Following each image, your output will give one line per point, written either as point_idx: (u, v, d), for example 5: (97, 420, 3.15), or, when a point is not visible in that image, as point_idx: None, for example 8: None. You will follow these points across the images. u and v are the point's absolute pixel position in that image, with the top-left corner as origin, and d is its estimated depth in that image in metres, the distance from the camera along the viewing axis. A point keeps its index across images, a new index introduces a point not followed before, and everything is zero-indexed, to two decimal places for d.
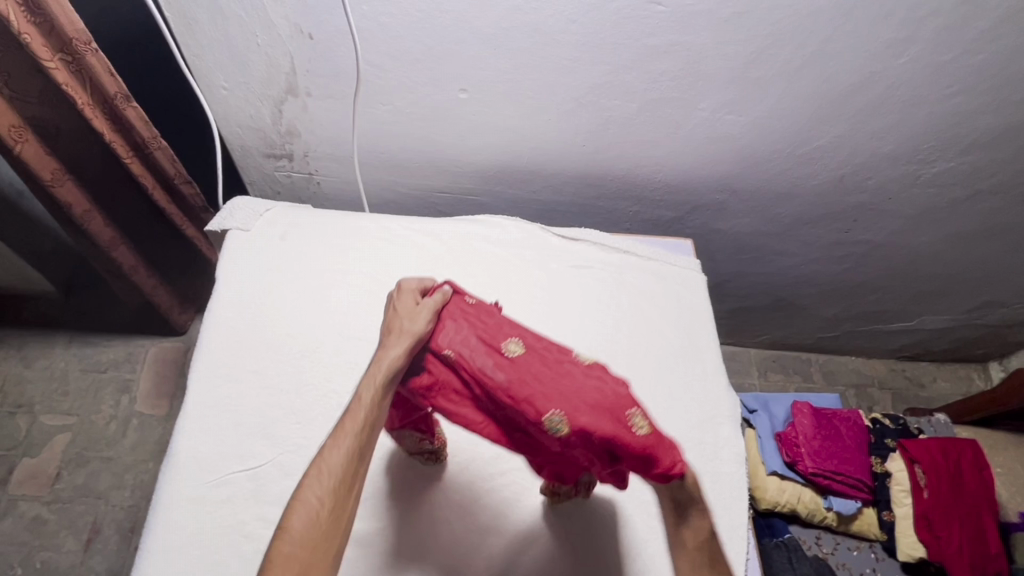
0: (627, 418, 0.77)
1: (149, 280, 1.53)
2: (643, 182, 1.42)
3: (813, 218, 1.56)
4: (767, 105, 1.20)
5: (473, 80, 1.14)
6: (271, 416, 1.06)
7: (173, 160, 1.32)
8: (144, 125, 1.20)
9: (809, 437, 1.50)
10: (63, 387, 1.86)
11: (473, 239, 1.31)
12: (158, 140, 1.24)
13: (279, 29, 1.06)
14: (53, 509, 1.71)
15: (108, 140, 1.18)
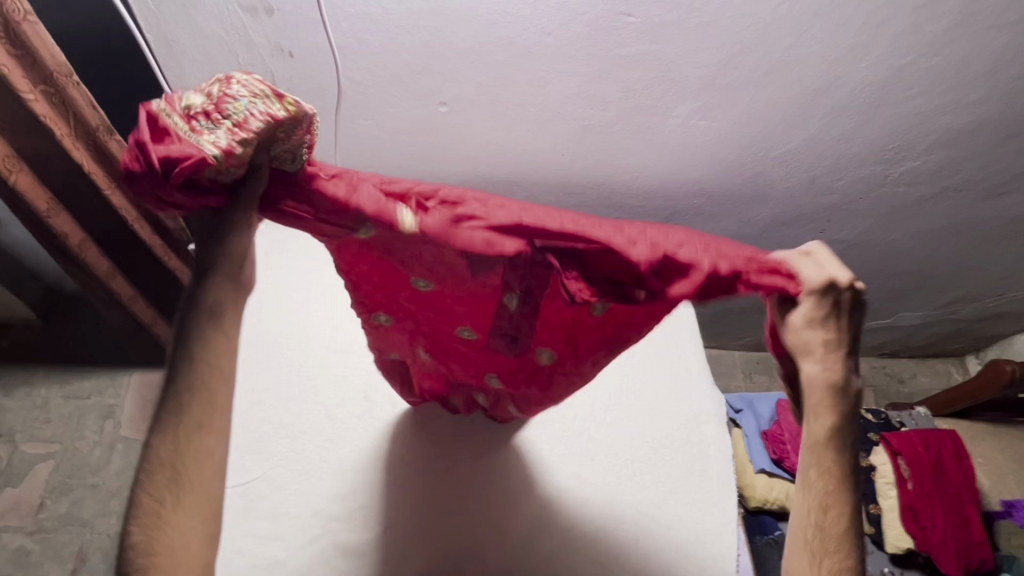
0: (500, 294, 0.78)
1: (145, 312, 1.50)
2: (622, 189, 1.45)
3: (789, 219, 1.60)
4: (737, 111, 1.24)
5: (453, 94, 1.17)
6: (259, 431, 1.06)
7: None
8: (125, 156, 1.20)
9: (794, 433, 1.53)
10: (45, 414, 1.83)
11: None
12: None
13: (259, 48, 1.08)
14: (36, 540, 1.68)
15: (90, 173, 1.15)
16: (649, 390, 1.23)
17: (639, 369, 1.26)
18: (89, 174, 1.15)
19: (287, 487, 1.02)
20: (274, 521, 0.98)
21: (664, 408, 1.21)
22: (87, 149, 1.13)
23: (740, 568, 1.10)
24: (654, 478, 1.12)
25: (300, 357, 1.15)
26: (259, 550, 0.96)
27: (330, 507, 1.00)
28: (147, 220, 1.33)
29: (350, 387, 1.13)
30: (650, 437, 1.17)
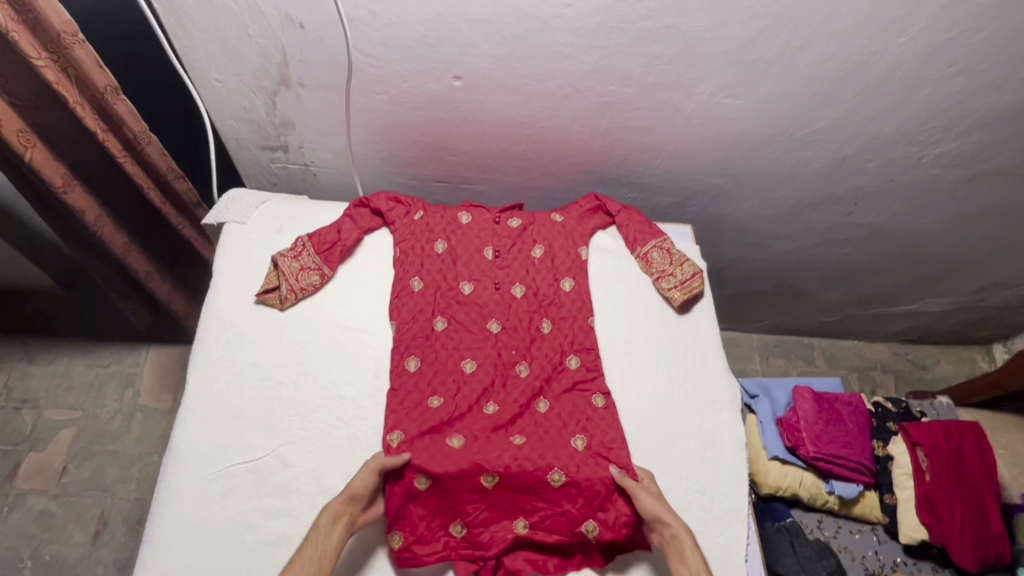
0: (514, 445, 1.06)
1: (162, 285, 1.50)
2: (641, 167, 1.41)
3: (814, 202, 1.55)
4: (765, 88, 1.18)
5: (468, 67, 1.13)
6: (271, 408, 1.06)
7: (165, 155, 1.26)
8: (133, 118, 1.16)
9: (810, 421, 1.48)
10: (66, 381, 1.91)
11: None
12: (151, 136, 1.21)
13: (269, 19, 1.04)
14: (60, 502, 1.77)
15: (101, 139, 1.14)
16: (663, 376, 1.20)
17: (653, 357, 1.22)
18: (101, 140, 1.14)
19: (297, 463, 1.03)
20: (283, 497, 0.99)
21: (680, 396, 1.18)
22: (96, 114, 1.10)
23: (749, 557, 1.10)
24: (663, 465, 1.11)
25: (308, 334, 1.13)
26: (271, 526, 0.97)
27: (340, 486, 1.01)
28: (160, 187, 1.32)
29: (362, 368, 1.11)
30: (661, 427, 1.15)
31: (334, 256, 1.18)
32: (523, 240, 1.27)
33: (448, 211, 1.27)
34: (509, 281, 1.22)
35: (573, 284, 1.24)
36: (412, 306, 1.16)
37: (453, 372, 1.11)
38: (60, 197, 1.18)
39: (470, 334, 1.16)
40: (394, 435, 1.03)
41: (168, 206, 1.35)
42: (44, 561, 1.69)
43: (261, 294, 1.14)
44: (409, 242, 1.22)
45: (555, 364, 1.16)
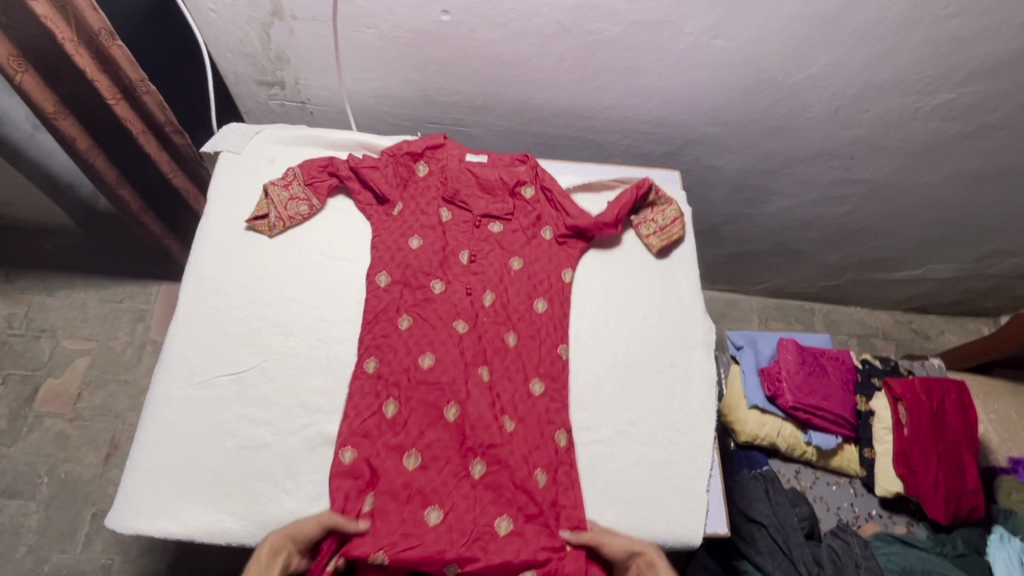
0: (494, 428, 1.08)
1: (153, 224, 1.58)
2: (632, 113, 1.41)
3: (810, 155, 1.53)
4: (755, 29, 1.17)
5: (455, 1, 1.14)
6: (255, 326, 1.11)
7: (162, 106, 1.32)
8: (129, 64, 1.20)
9: (792, 372, 1.50)
10: (82, 313, 2.01)
11: None
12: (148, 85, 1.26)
13: None
14: (75, 425, 1.87)
15: (94, 81, 1.19)
16: (639, 314, 1.22)
17: (630, 295, 1.24)
18: (94, 82, 1.19)
19: (279, 377, 1.08)
20: (265, 408, 1.05)
21: (653, 335, 1.21)
22: (90, 55, 1.15)
23: (712, 489, 1.13)
24: (634, 399, 1.14)
25: (296, 261, 1.18)
26: (251, 433, 1.03)
27: (318, 401, 1.06)
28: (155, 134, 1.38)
29: (344, 296, 1.16)
30: (633, 363, 1.18)
31: (322, 188, 1.22)
32: (505, 245, 1.24)
33: (448, 184, 1.25)
34: (481, 288, 1.18)
35: (548, 307, 1.18)
36: (392, 229, 1.20)
37: (422, 292, 1.15)
38: (49, 122, 1.23)
39: (455, 294, 1.17)
40: (368, 361, 1.08)
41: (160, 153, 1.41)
42: (60, 478, 1.81)
43: (250, 219, 1.19)
44: (392, 176, 1.23)
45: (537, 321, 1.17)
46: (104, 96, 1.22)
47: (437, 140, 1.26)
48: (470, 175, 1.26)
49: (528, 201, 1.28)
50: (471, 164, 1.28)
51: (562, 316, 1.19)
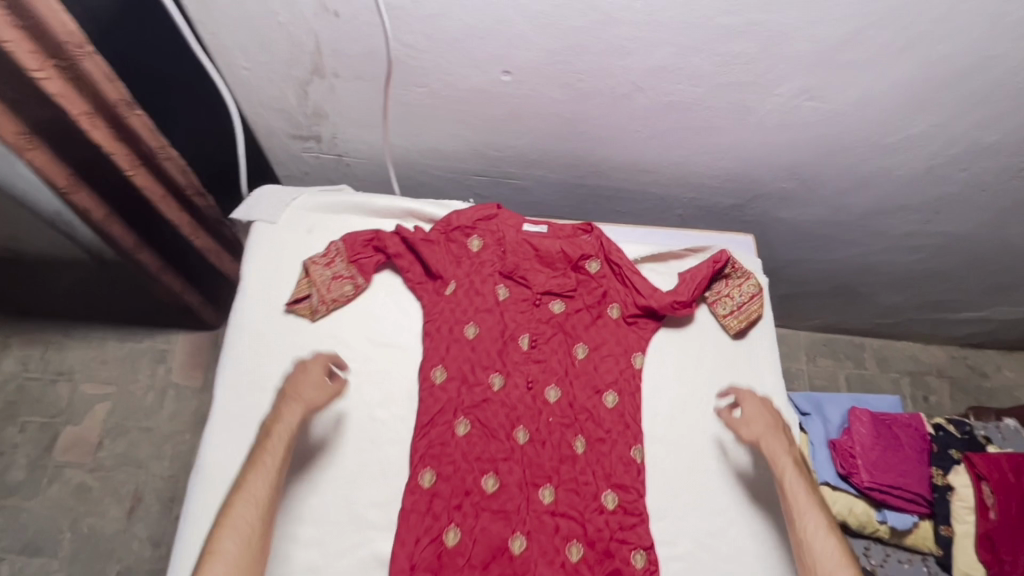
0: (565, 553, 0.96)
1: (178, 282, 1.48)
2: (701, 169, 1.28)
3: (889, 209, 1.40)
4: (855, 92, 1.04)
5: (519, 62, 1.01)
6: (298, 427, 1.01)
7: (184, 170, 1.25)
8: (148, 130, 1.13)
9: (867, 447, 1.39)
10: (101, 355, 1.92)
11: None
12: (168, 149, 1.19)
13: (302, 7, 0.93)
14: (97, 476, 1.79)
15: (111, 152, 1.11)
16: (718, 406, 1.11)
17: (706, 383, 1.12)
18: (112, 154, 1.11)
19: (327, 488, 0.98)
20: (315, 525, 0.95)
21: (733, 430, 1.10)
22: (107, 126, 1.07)
23: None
24: (715, 507, 1.03)
25: (342, 349, 1.07)
26: (297, 556, 0.93)
27: (370, 515, 0.97)
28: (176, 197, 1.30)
29: (392, 389, 1.05)
30: (712, 463, 1.07)
31: (368, 266, 1.11)
32: (568, 329, 1.13)
33: (505, 259, 1.14)
34: (544, 380, 1.09)
35: (618, 398, 1.08)
36: (444, 312, 1.10)
37: (478, 389, 1.05)
38: (64, 199, 1.13)
39: (518, 392, 1.07)
40: (423, 474, 0.98)
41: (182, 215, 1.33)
42: (82, 533, 1.73)
43: (290, 303, 1.08)
44: (444, 252, 1.12)
45: (608, 422, 1.06)
46: (122, 166, 1.14)
47: (490, 210, 1.15)
48: (528, 250, 1.15)
49: (592, 276, 1.16)
50: (529, 234, 1.16)
51: (632, 416, 1.08)
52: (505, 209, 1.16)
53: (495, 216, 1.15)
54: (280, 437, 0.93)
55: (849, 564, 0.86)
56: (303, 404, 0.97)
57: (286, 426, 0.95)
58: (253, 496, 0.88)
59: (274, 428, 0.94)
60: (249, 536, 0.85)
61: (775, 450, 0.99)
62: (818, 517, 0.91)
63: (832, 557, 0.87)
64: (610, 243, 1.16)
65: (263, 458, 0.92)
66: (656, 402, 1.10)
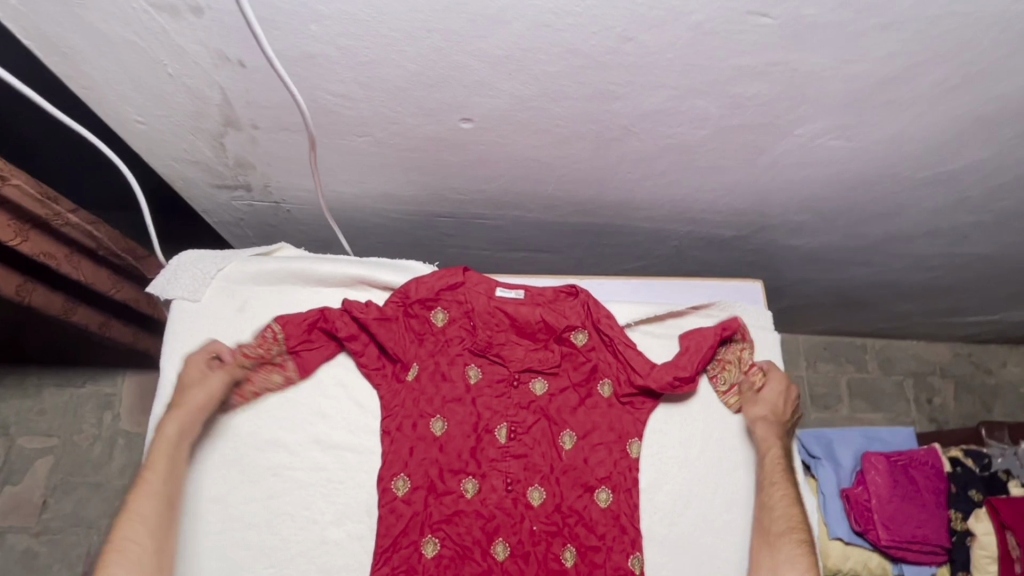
0: None
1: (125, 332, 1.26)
2: (702, 206, 1.10)
3: (912, 235, 1.23)
4: (891, 130, 0.86)
5: (481, 109, 0.81)
6: (235, 559, 0.85)
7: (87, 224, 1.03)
8: (27, 193, 0.91)
9: (884, 499, 1.27)
10: (38, 405, 1.73)
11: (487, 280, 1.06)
12: (65, 214, 0.99)
13: (194, 57, 0.72)
14: (42, 541, 1.63)
15: None
16: (725, 496, 0.97)
17: (711, 470, 0.98)
18: None
19: None
20: None
21: (742, 524, 0.95)
22: None
23: None
24: None
25: (284, 457, 0.90)
26: None
27: None
28: (89, 257, 1.08)
29: (346, 503, 0.89)
30: (720, 566, 0.92)
31: (312, 355, 0.94)
32: (552, 414, 0.97)
33: (475, 334, 0.98)
34: (526, 480, 0.93)
35: (611, 496, 0.94)
36: (406, 404, 0.94)
37: (447, 498, 0.90)
38: None
39: (495, 497, 0.92)
40: None
41: (101, 274, 1.11)
42: None
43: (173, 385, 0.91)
44: (402, 330, 0.96)
45: (600, 526, 0.92)
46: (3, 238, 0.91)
47: (456, 277, 0.99)
48: (502, 322, 0.99)
49: (578, 348, 1.01)
50: (503, 302, 1.00)
51: (628, 518, 0.93)
52: (473, 273, 1.01)
53: (462, 285, 0.99)
54: (157, 461, 0.84)
55: (802, 534, 0.90)
56: (185, 411, 0.88)
57: (166, 440, 0.86)
58: (139, 528, 0.79)
59: (153, 453, 0.85)
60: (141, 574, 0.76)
61: (763, 433, 0.99)
62: (784, 495, 0.94)
63: (788, 530, 0.91)
64: (598, 310, 1.02)
65: (145, 479, 0.83)
66: (654, 495, 0.96)
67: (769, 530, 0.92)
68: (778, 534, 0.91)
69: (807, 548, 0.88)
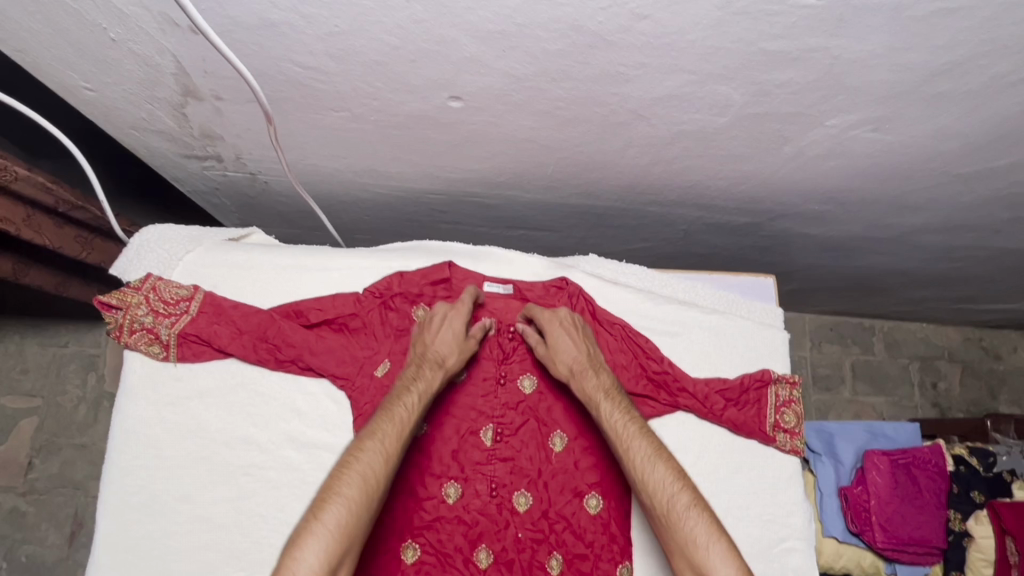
0: None
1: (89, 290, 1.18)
2: (716, 192, 1.00)
3: (941, 227, 1.14)
4: (936, 124, 0.76)
5: (472, 87, 0.71)
6: (205, 561, 0.81)
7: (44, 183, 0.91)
8: None
9: (883, 500, 1.23)
10: (20, 363, 1.52)
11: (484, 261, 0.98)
12: (12, 168, 0.85)
13: (138, 21, 0.63)
14: (30, 501, 1.47)
15: None
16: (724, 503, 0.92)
17: (712, 476, 0.93)
18: None
19: None
20: None
21: (738, 535, 0.91)
22: None
23: None
24: None
25: (256, 456, 0.85)
26: None
27: None
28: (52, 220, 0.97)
29: None
30: None
31: (282, 349, 0.88)
32: (541, 415, 0.92)
33: None
34: (512, 485, 0.88)
35: (601, 502, 0.89)
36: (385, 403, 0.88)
37: (430, 503, 0.86)
38: None
39: (479, 502, 0.87)
40: None
41: (66, 237, 1.00)
42: (20, 563, 1.44)
43: (98, 300, 0.85)
44: (380, 325, 0.91)
45: (588, 532, 0.87)
46: None
47: (440, 273, 0.93)
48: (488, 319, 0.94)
49: None
50: (489, 297, 0.95)
51: (618, 525, 0.88)
52: (457, 268, 0.95)
53: (447, 282, 0.94)
54: (420, 397, 0.80)
55: (686, 490, 0.73)
56: (444, 369, 0.84)
57: (426, 387, 0.81)
58: (385, 446, 0.72)
59: (414, 386, 0.80)
60: (371, 484, 0.69)
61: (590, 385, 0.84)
62: (647, 445, 0.77)
63: (667, 487, 0.74)
64: (588, 304, 0.96)
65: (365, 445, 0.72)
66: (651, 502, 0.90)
67: (651, 501, 0.75)
68: (664, 501, 0.73)
69: (698, 505, 0.73)
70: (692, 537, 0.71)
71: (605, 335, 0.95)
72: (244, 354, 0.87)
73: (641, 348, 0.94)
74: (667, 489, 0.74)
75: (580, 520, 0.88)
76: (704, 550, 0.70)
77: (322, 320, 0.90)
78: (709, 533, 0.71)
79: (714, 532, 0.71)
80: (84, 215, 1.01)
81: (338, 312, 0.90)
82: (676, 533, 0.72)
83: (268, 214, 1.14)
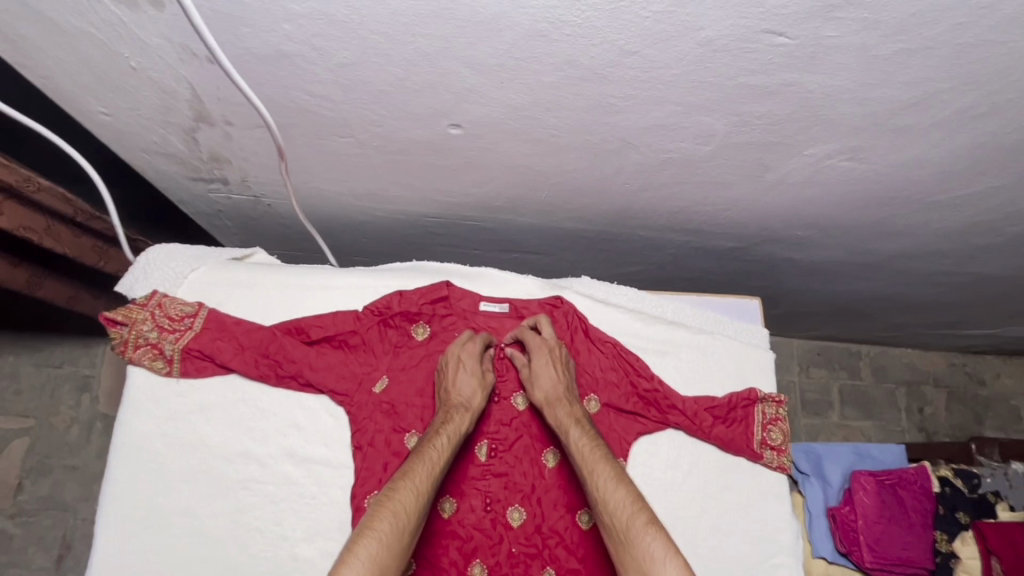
0: None
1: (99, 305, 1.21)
2: (703, 218, 1.04)
3: (918, 253, 1.19)
4: (906, 155, 0.81)
5: (470, 116, 0.75)
6: (201, 575, 0.81)
7: (67, 196, 0.94)
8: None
9: (870, 520, 1.25)
10: (14, 384, 1.53)
11: (479, 282, 1.01)
12: (36, 179, 0.88)
13: (158, 51, 0.67)
14: (18, 523, 1.46)
15: None
16: (713, 520, 0.93)
17: (702, 493, 0.95)
18: None
19: None
20: None
21: (726, 551, 0.92)
22: None
23: None
24: None
25: (255, 470, 0.87)
26: None
27: None
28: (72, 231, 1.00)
29: (318, 520, 0.85)
30: None
31: (281, 366, 0.90)
32: (534, 431, 0.94)
33: None
34: (506, 500, 0.90)
35: (593, 518, 0.90)
36: (381, 419, 0.90)
37: (425, 518, 0.88)
38: None
39: (474, 517, 0.89)
40: None
41: (84, 247, 1.04)
42: None
43: (104, 316, 0.87)
44: (380, 343, 0.94)
45: (580, 549, 0.89)
46: None
47: (439, 292, 0.96)
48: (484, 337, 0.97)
49: None
50: (485, 317, 0.98)
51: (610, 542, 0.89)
52: (455, 287, 0.98)
53: (446, 300, 0.97)
54: (449, 440, 0.82)
55: (643, 509, 0.74)
56: (471, 412, 0.87)
57: (455, 429, 0.84)
58: (417, 485, 0.74)
59: (444, 430, 0.83)
60: (404, 520, 0.70)
61: (563, 415, 0.87)
62: (608, 470, 0.79)
63: (625, 506, 0.75)
64: (581, 323, 0.99)
65: (401, 487, 0.73)
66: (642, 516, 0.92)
67: (610, 521, 0.76)
68: (621, 519, 0.74)
69: (654, 523, 0.73)
70: (648, 552, 0.71)
71: (597, 353, 0.98)
72: (245, 370, 0.90)
73: (631, 368, 0.97)
74: (623, 506, 0.75)
75: (573, 535, 0.89)
76: (659, 564, 0.69)
77: (324, 338, 0.92)
78: (664, 548, 0.70)
79: (670, 547, 0.70)
80: (101, 226, 1.04)
81: (338, 329, 0.93)
82: (634, 551, 0.72)
83: (270, 235, 1.18)
